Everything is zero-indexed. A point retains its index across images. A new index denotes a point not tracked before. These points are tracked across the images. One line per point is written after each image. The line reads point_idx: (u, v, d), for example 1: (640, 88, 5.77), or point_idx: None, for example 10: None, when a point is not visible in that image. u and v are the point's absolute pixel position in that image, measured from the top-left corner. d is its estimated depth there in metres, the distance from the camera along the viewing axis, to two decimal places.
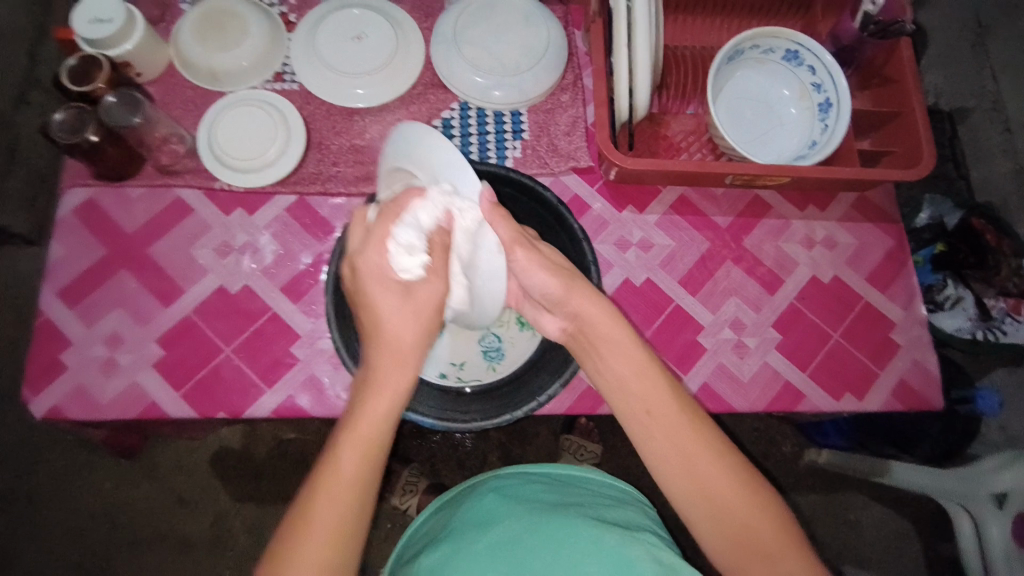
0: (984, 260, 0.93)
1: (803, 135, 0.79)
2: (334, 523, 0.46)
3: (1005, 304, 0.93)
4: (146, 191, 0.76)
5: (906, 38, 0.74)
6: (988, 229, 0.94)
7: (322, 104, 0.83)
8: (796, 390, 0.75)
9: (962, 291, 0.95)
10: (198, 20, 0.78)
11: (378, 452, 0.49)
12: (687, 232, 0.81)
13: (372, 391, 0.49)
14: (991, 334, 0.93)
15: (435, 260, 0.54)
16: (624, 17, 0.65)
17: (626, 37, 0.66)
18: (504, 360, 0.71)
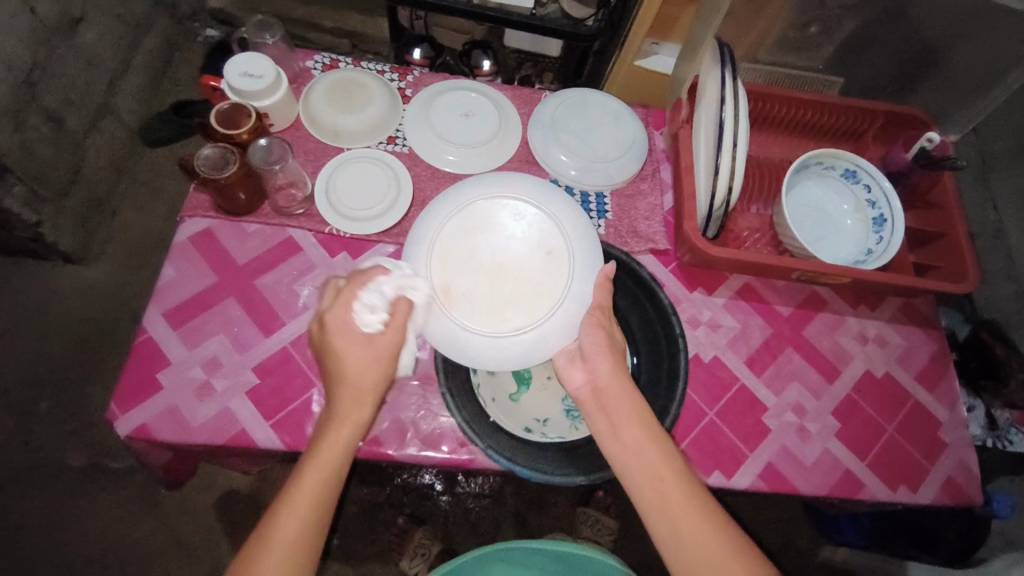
0: (994, 372, 1.00)
1: (859, 243, 0.88)
2: (298, 526, 0.55)
3: (1011, 415, 0.98)
4: (261, 228, 0.81)
5: (948, 172, 0.86)
6: (997, 343, 1.02)
7: (427, 167, 0.90)
8: (856, 478, 0.79)
9: (973, 399, 0.99)
10: (331, 86, 0.89)
11: (334, 476, 0.57)
12: (752, 318, 0.87)
13: (336, 417, 0.59)
14: (999, 443, 0.97)
15: (395, 318, 0.63)
16: (734, 131, 0.75)
17: (731, 144, 0.75)
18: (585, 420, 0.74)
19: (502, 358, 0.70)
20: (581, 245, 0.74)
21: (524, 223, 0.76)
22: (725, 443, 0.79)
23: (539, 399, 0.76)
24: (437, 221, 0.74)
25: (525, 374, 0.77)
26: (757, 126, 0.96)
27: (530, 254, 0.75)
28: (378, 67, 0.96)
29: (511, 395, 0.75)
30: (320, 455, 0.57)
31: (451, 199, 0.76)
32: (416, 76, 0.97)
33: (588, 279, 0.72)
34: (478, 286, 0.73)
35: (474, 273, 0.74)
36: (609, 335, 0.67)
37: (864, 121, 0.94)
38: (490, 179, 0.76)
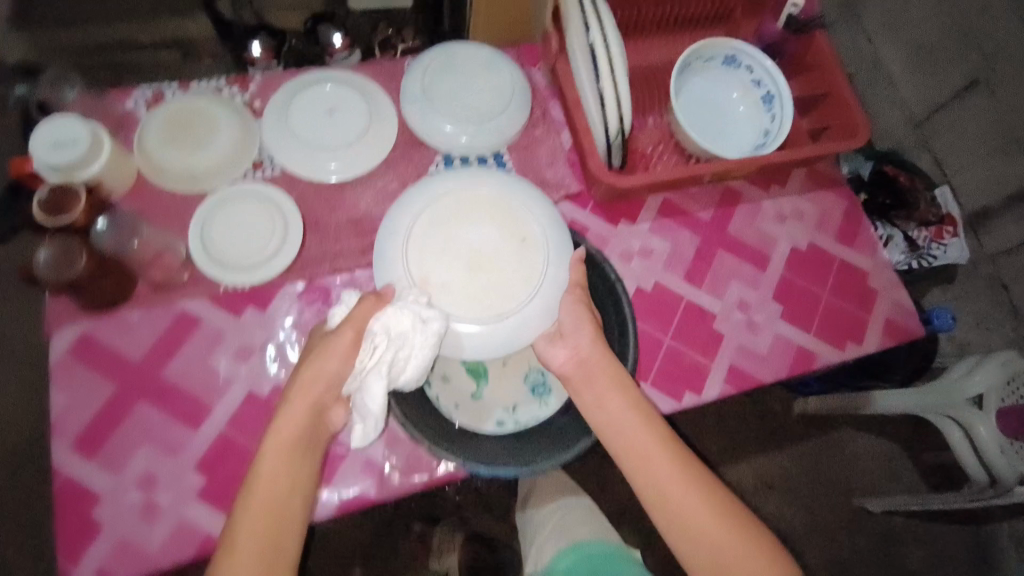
0: (906, 201, 1.07)
1: (757, 126, 0.87)
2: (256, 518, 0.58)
3: (929, 233, 1.08)
4: (145, 313, 0.73)
5: (821, 31, 0.85)
6: (900, 173, 1.09)
7: (307, 184, 0.82)
8: (808, 351, 0.84)
9: (891, 230, 1.08)
10: (167, 126, 0.78)
11: (289, 477, 0.60)
12: (679, 233, 0.87)
13: (271, 441, 0.61)
14: (924, 261, 1.09)
15: (359, 312, 0.63)
16: (607, 54, 0.72)
17: (609, 72, 0.72)
18: (552, 393, 0.73)
19: (482, 347, 0.68)
20: (555, 237, 0.72)
21: (494, 211, 0.72)
22: (688, 362, 0.81)
23: (499, 389, 0.73)
24: (409, 216, 0.71)
25: (480, 368, 0.73)
26: (631, 34, 0.91)
27: (504, 240, 0.71)
28: (211, 83, 0.83)
29: (473, 393, 0.72)
30: (258, 494, 0.59)
31: (421, 198, 0.72)
32: (259, 82, 0.84)
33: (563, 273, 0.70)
34: (452, 276, 0.69)
35: (450, 266, 0.70)
36: (588, 311, 0.68)
37: (731, 1, 0.91)
38: (459, 177, 0.73)
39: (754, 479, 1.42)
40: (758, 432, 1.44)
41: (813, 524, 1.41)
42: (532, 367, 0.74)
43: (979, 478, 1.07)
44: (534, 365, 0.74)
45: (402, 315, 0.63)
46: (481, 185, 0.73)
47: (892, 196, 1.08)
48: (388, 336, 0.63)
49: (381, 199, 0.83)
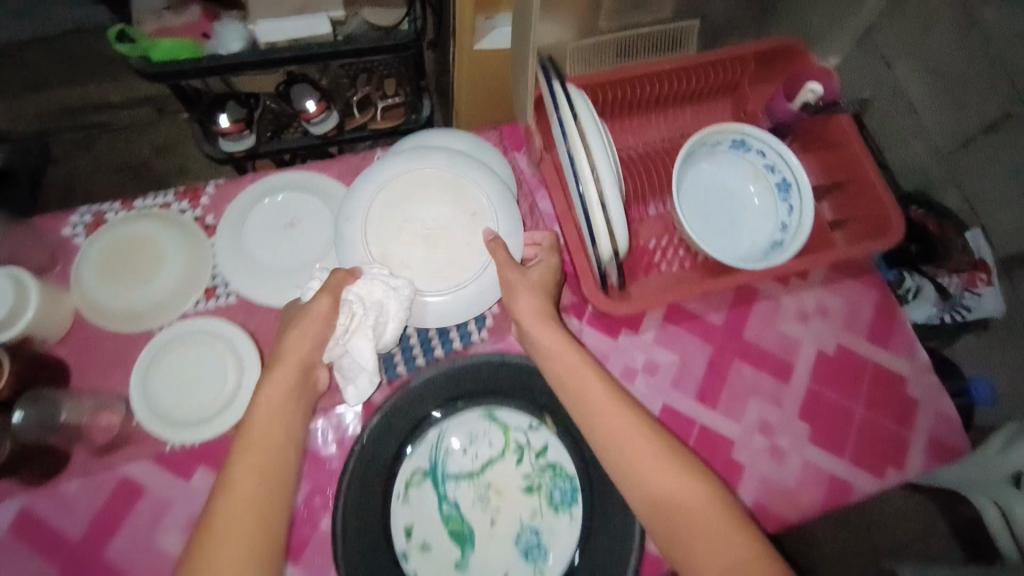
0: (932, 250, 0.88)
1: (771, 218, 0.77)
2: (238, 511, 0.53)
3: (961, 279, 0.87)
4: (85, 482, 0.64)
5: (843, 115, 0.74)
6: (928, 217, 0.89)
7: (266, 311, 0.72)
8: (841, 480, 0.74)
9: (921, 279, 0.88)
10: (106, 258, 0.70)
11: (272, 466, 0.56)
12: (688, 343, 0.77)
13: (271, 381, 0.60)
14: (956, 315, 0.87)
15: (332, 281, 0.64)
16: (592, 174, 0.63)
17: (597, 199, 0.63)
18: (548, 556, 0.65)
19: (443, 316, 0.70)
20: (503, 209, 0.72)
21: (444, 187, 0.72)
22: None
23: (487, 554, 0.65)
24: (364, 200, 0.71)
25: (464, 530, 0.65)
26: (626, 113, 0.81)
27: (455, 217, 0.73)
28: (158, 199, 0.74)
29: (457, 560, 0.64)
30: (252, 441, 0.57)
31: (373, 180, 0.72)
32: (212, 194, 0.75)
33: (513, 246, 0.71)
34: (412, 254, 0.71)
35: (406, 244, 0.71)
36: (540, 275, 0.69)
37: (737, 72, 0.80)
38: (409, 157, 0.72)
39: None
40: None
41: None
42: (525, 524, 0.66)
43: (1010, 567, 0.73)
44: (528, 523, 0.66)
45: (373, 286, 0.66)
46: (430, 165, 0.72)
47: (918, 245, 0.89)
48: (364, 303, 0.65)
49: None
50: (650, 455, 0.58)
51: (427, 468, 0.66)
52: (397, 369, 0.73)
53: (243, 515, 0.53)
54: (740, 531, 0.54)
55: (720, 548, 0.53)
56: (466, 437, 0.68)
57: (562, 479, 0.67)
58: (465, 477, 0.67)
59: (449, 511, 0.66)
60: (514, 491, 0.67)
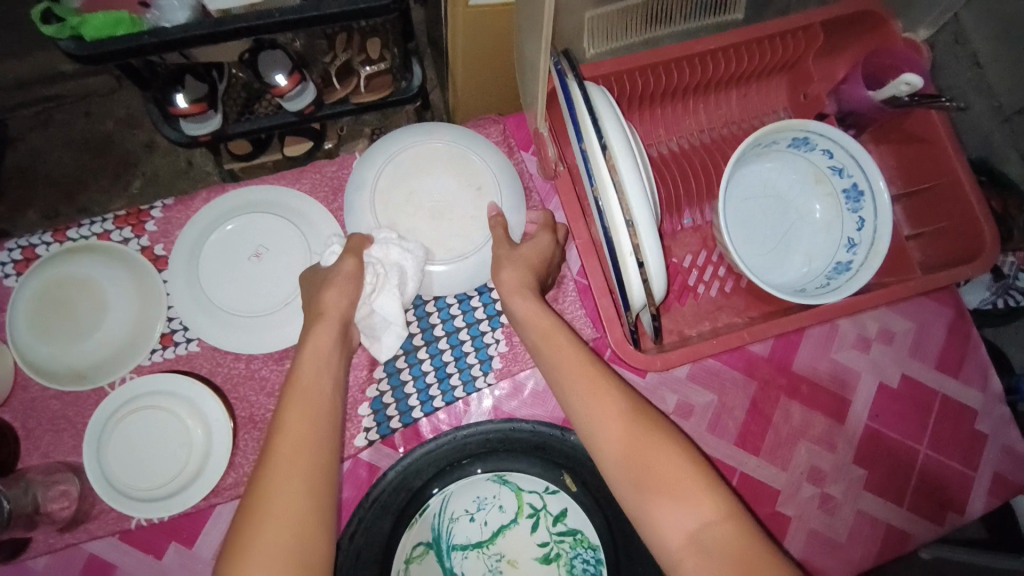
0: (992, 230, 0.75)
1: (834, 231, 0.64)
2: (301, 458, 0.46)
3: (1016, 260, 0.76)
4: (48, 560, 0.57)
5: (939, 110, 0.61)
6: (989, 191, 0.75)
7: (236, 358, 0.62)
8: (900, 530, 0.64)
9: None
10: (37, 307, 0.58)
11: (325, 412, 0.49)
12: (727, 377, 0.66)
13: (316, 328, 0.53)
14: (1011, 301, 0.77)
15: (352, 243, 0.58)
16: (623, 210, 0.49)
17: (631, 240, 0.50)
18: None
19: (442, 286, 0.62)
20: (513, 187, 0.63)
21: (450, 158, 0.64)
22: None
23: None
24: (371, 168, 0.62)
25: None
26: (658, 102, 0.67)
27: (459, 189, 0.63)
28: (95, 227, 0.63)
29: None
30: (298, 388, 0.50)
31: (382, 149, 0.63)
32: (160, 218, 0.64)
33: (516, 227, 0.62)
34: (418, 226, 0.62)
35: (403, 212, 0.62)
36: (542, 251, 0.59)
37: (798, 47, 0.66)
38: (418, 125, 0.64)
39: None
40: None
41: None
42: None
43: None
44: None
45: (389, 248, 0.59)
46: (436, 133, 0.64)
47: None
48: (385, 265, 0.58)
49: None
50: (607, 396, 0.50)
51: (429, 540, 0.57)
52: (390, 424, 0.62)
53: (302, 461, 0.46)
54: (706, 493, 0.46)
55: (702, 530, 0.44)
56: (473, 502, 0.59)
57: (584, 548, 0.58)
58: (473, 547, 0.58)
59: None
60: (529, 562, 0.59)
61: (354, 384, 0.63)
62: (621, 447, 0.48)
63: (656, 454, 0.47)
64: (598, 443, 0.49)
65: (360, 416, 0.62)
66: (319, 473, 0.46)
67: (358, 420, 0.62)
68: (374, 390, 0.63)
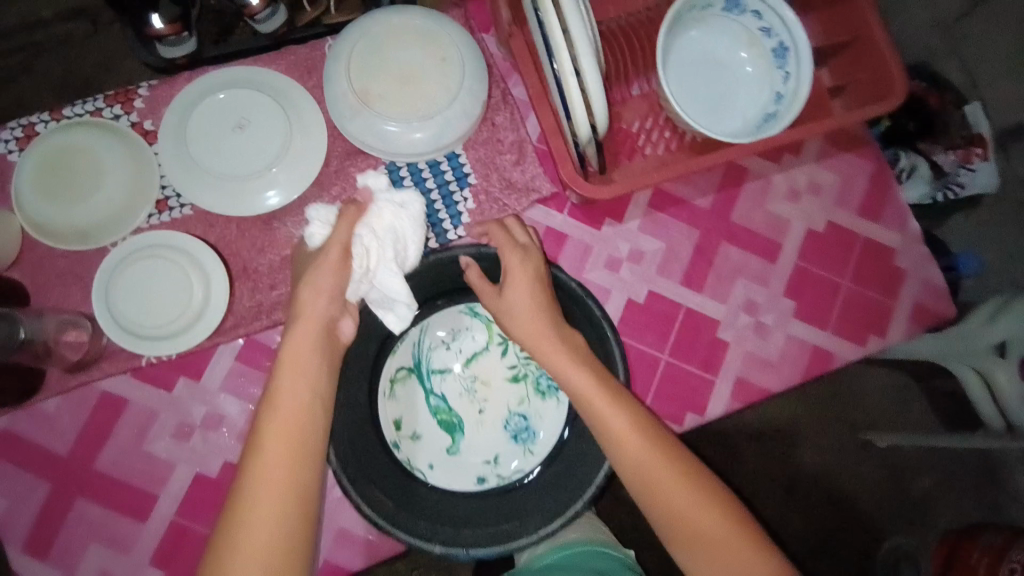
0: (933, 126, 0.90)
1: (764, 88, 0.71)
2: (277, 490, 0.46)
3: (955, 157, 0.88)
4: (63, 400, 0.63)
5: None
6: (929, 91, 0.90)
7: (228, 220, 0.68)
8: (824, 351, 0.74)
9: (914, 158, 0.91)
10: (44, 174, 0.63)
11: (303, 438, 0.49)
12: (674, 228, 0.74)
13: (294, 333, 0.52)
14: (950, 192, 0.90)
15: (340, 227, 0.56)
16: (569, 47, 0.56)
17: (572, 70, 0.56)
18: (538, 439, 0.66)
19: (409, 146, 0.68)
20: (474, 60, 0.69)
21: (417, 32, 0.68)
22: (689, 379, 0.72)
23: (476, 440, 0.66)
24: (347, 42, 0.68)
25: (453, 420, 0.66)
26: None
27: (425, 61, 0.68)
28: (88, 105, 0.67)
29: (449, 447, 0.66)
30: (282, 406, 0.49)
31: (358, 26, 0.68)
32: (146, 96, 0.68)
33: (476, 92, 0.68)
34: (388, 91, 0.67)
35: (377, 79, 0.67)
36: (536, 276, 0.60)
37: None
38: (389, 8, 0.70)
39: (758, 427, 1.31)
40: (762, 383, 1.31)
41: (816, 529, 1.30)
42: (513, 411, 0.67)
43: (996, 424, 0.93)
44: (516, 409, 0.67)
45: (382, 211, 0.59)
46: (405, 11, 0.69)
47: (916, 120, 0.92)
48: (379, 233, 0.59)
49: None
50: (638, 450, 0.54)
51: (410, 365, 0.66)
52: None
53: (274, 493, 0.46)
54: (745, 544, 0.51)
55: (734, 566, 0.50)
56: (449, 334, 0.67)
57: None
58: (450, 371, 0.67)
59: (437, 404, 0.66)
60: (502, 381, 0.67)
61: None
62: (667, 503, 0.52)
63: (692, 509, 0.52)
64: (639, 495, 0.53)
65: None
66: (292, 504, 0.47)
67: None
68: None
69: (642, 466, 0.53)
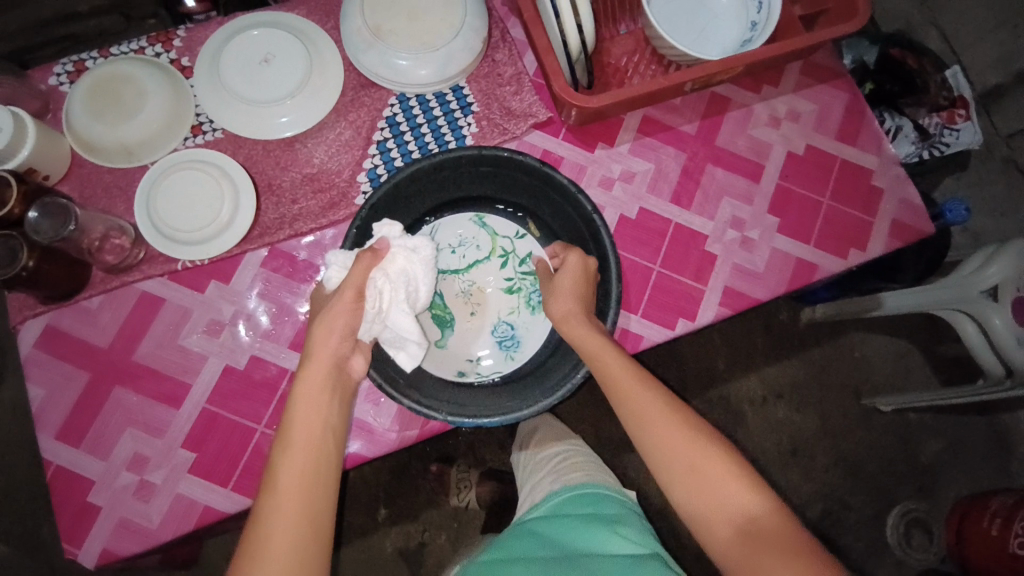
0: (914, 85, 0.98)
1: (741, 19, 0.78)
2: (298, 513, 0.48)
3: (940, 118, 0.99)
4: (106, 298, 0.70)
5: None
6: (907, 55, 0.99)
7: (255, 143, 0.75)
8: (808, 263, 0.79)
9: (900, 121, 0.99)
10: (89, 94, 0.69)
11: (319, 465, 0.51)
12: (662, 151, 0.80)
13: (307, 369, 0.55)
14: (935, 151, 1.00)
15: (356, 270, 0.58)
16: None
17: None
18: (520, 348, 0.73)
19: (417, 76, 0.74)
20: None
21: None
22: (679, 288, 0.77)
23: (465, 339, 0.73)
24: None
25: (446, 316, 0.72)
26: None
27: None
28: (132, 44, 0.76)
29: (439, 341, 0.73)
30: (294, 449, 0.51)
31: None
32: (184, 36, 0.77)
33: (477, 26, 0.74)
34: (397, 26, 0.72)
35: (387, 15, 0.72)
36: (585, 268, 0.65)
37: None
38: None
39: (763, 393, 1.31)
40: (766, 343, 1.32)
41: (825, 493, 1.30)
42: (502, 320, 0.73)
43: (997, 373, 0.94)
44: (504, 318, 0.73)
45: (396, 257, 0.62)
46: None
47: (900, 84, 0.99)
48: (392, 278, 0.62)
49: (337, 151, 0.76)
50: (672, 431, 0.56)
51: None
52: None
53: (292, 520, 0.48)
54: (754, 498, 0.52)
55: (773, 547, 0.49)
56: (456, 240, 0.75)
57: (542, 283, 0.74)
58: (451, 272, 0.74)
59: (434, 300, 0.73)
60: (496, 290, 0.74)
61: (350, 163, 0.76)
62: (676, 462, 0.55)
63: (725, 487, 0.53)
64: (672, 476, 0.55)
65: (359, 184, 0.76)
66: (309, 524, 0.48)
67: (358, 187, 0.76)
68: (369, 163, 0.76)
69: (672, 449, 0.55)
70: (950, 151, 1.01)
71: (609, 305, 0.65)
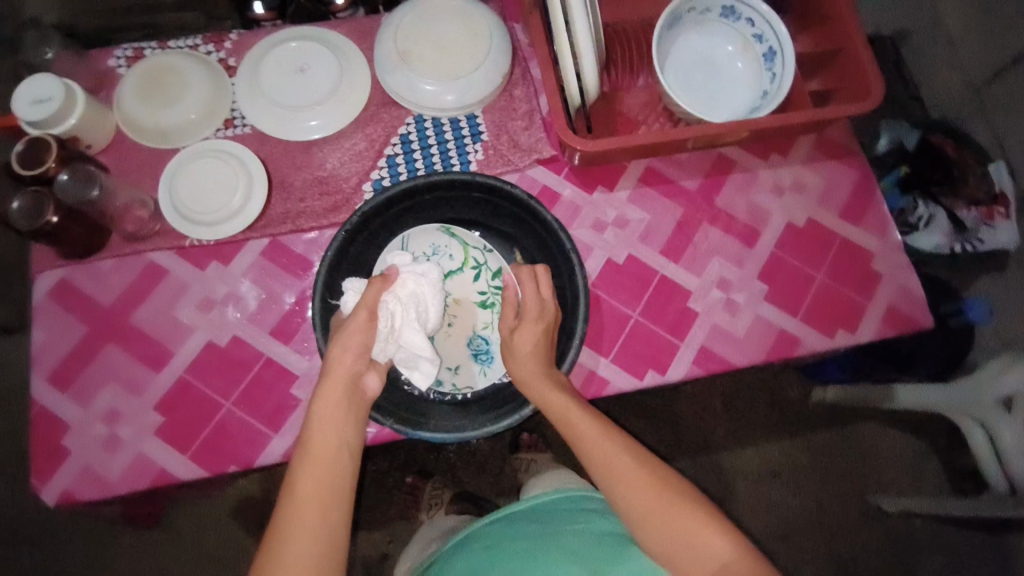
0: (950, 175, 0.95)
1: (754, 87, 0.80)
2: (317, 524, 0.50)
3: (978, 213, 0.93)
4: (117, 262, 0.76)
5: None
6: (947, 143, 0.97)
7: (278, 142, 0.81)
8: (791, 335, 0.78)
9: (933, 209, 0.94)
10: (142, 80, 0.78)
11: (337, 478, 0.53)
12: (659, 202, 0.81)
13: (324, 387, 0.58)
14: (968, 245, 0.94)
15: (369, 291, 0.61)
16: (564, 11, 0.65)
17: (564, 22, 0.65)
18: (493, 363, 0.74)
19: (436, 101, 0.79)
20: (501, 34, 0.79)
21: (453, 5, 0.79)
22: (654, 339, 0.77)
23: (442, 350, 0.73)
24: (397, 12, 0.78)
25: None
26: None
27: (457, 30, 0.78)
28: (189, 41, 0.84)
29: None
30: (315, 460, 0.54)
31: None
32: (235, 40, 0.84)
33: (498, 61, 0.78)
34: (423, 53, 0.77)
35: (416, 42, 0.78)
36: (541, 314, 0.66)
37: None
38: None
39: (757, 466, 1.25)
40: (767, 415, 1.26)
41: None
42: (478, 334, 0.74)
43: (1000, 486, 0.91)
44: (479, 332, 0.74)
45: (406, 280, 0.65)
46: None
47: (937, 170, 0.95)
48: (403, 300, 0.64)
49: (350, 159, 0.81)
50: (656, 497, 0.54)
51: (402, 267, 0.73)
52: None
53: (311, 530, 0.50)
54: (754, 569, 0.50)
55: None
56: (430, 248, 0.73)
57: None
58: None
59: None
60: (472, 304, 0.74)
61: (360, 171, 0.81)
62: (664, 534, 0.53)
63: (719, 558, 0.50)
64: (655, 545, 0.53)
65: (364, 192, 0.81)
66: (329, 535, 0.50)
67: (363, 195, 0.81)
68: (376, 174, 0.81)
69: (658, 513, 0.53)
70: (985, 249, 0.94)
71: (569, 344, 0.67)
